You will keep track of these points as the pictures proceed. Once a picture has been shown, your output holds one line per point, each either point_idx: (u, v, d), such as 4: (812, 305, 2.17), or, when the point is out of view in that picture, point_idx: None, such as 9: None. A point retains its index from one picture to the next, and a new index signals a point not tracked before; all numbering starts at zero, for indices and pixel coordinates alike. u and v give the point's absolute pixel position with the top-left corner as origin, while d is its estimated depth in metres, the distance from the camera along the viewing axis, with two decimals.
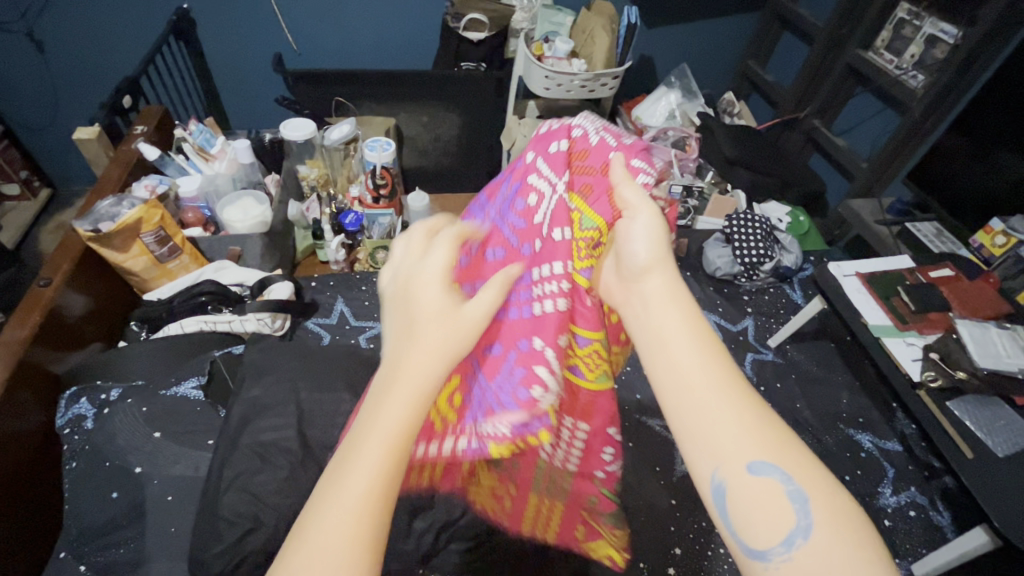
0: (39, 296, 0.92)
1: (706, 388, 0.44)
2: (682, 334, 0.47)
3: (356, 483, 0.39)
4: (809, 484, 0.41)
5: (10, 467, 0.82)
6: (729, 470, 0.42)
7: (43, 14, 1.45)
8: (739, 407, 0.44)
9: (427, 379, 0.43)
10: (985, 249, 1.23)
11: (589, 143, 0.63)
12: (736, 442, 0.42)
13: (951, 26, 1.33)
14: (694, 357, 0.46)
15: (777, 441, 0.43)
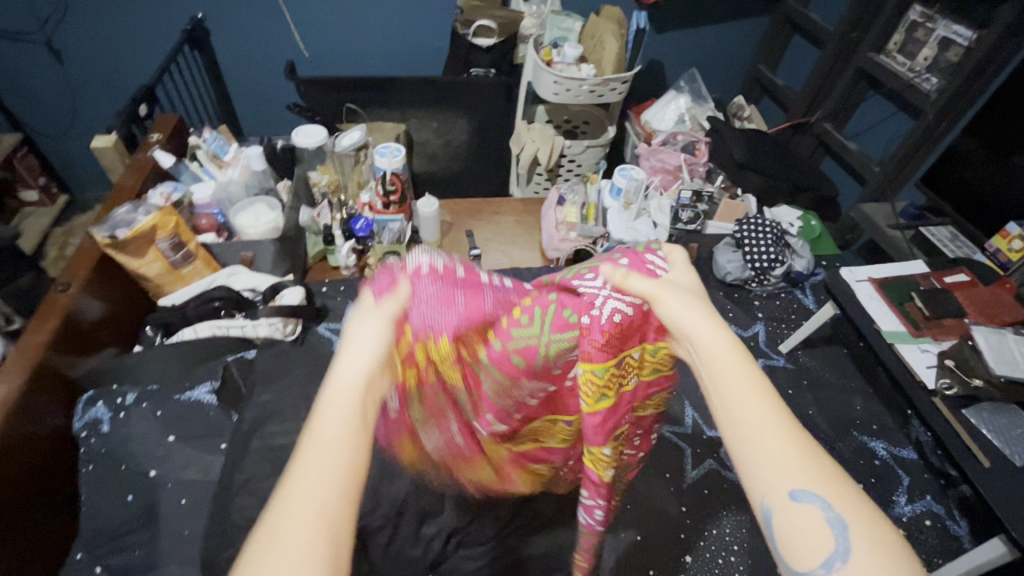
0: (56, 302, 0.93)
1: (757, 417, 0.44)
2: (730, 365, 0.47)
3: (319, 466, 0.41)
4: (853, 512, 0.40)
5: (30, 468, 0.84)
6: (774, 498, 0.41)
7: (63, 25, 1.49)
8: (787, 435, 0.43)
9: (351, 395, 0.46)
10: (1001, 253, 1.20)
11: (590, 315, 0.62)
12: (777, 468, 0.42)
13: (965, 28, 1.31)
14: (745, 386, 0.46)
15: (824, 470, 0.42)
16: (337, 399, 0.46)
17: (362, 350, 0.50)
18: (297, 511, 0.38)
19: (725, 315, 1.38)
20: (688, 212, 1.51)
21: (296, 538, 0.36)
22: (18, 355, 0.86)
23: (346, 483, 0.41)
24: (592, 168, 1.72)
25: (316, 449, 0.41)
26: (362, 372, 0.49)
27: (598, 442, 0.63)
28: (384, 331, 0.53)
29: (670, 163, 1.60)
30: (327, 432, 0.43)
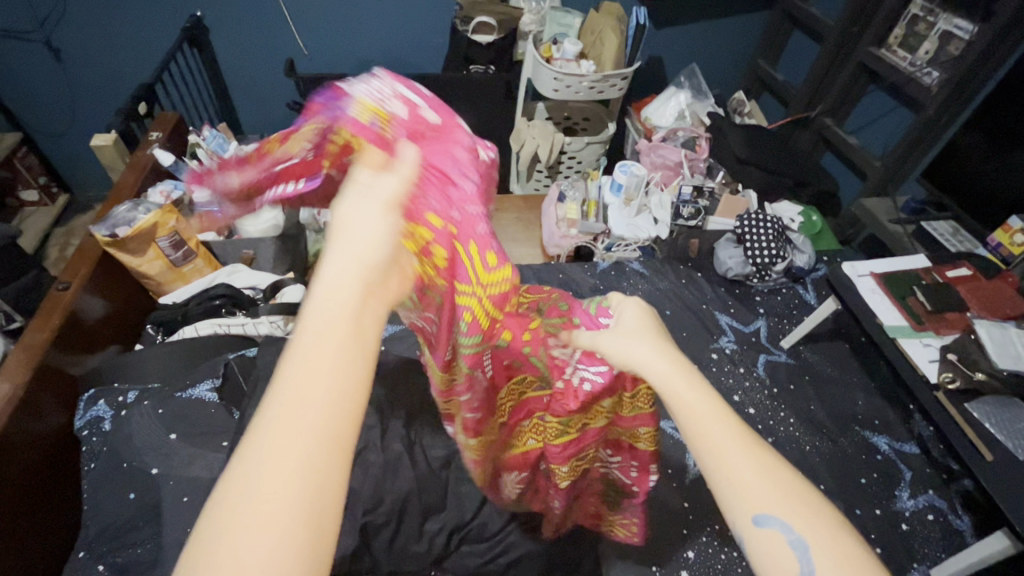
0: (58, 300, 0.93)
1: (721, 445, 0.42)
2: (686, 392, 0.45)
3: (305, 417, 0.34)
4: (809, 532, 0.40)
5: (34, 466, 0.84)
6: (742, 523, 0.41)
7: (61, 24, 1.49)
8: (752, 459, 0.42)
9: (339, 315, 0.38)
10: (1003, 248, 1.19)
11: (574, 382, 0.64)
12: (739, 495, 0.41)
13: (966, 21, 1.31)
14: (707, 410, 0.44)
15: (789, 490, 0.42)
16: (321, 304, 0.38)
17: (355, 249, 0.42)
18: (271, 434, 0.33)
19: (726, 311, 1.38)
20: (689, 208, 1.53)
21: (271, 464, 0.32)
22: (19, 354, 0.85)
23: (330, 401, 0.35)
24: (592, 164, 1.72)
25: (293, 364, 0.35)
26: (356, 274, 0.41)
27: (559, 461, 0.71)
28: (389, 221, 0.45)
29: (671, 159, 1.60)
30: (307, 343, 0.36)
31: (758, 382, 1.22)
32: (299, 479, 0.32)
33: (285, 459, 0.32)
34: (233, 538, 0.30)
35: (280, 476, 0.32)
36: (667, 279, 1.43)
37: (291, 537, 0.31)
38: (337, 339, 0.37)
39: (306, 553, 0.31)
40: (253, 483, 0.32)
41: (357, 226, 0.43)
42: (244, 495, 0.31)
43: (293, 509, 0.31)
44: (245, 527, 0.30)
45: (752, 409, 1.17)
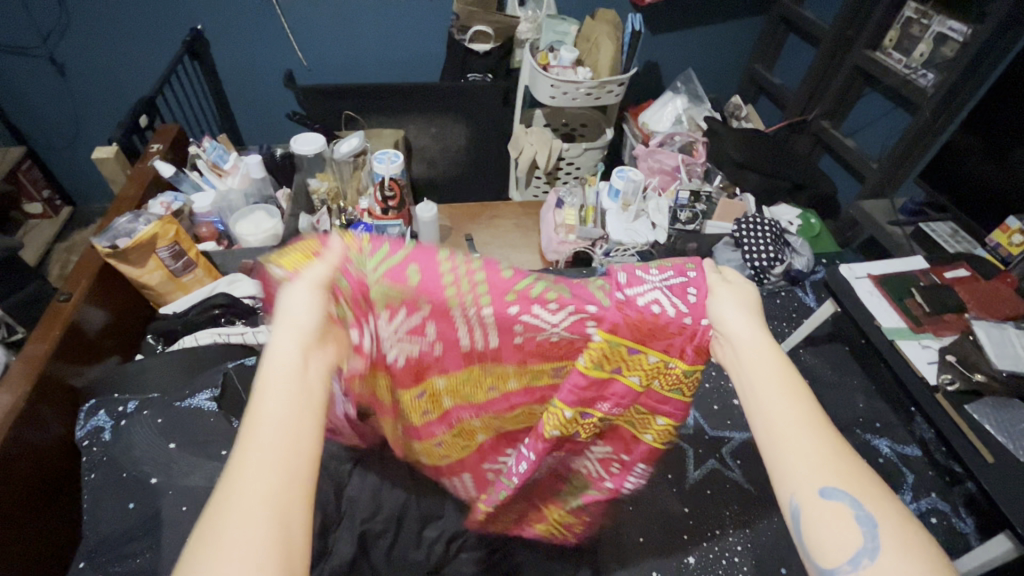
0: (60, 310, 0.94)
1: (789, 415, 0.43)
2: (764, 365, 0.47)
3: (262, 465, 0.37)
4: (880, 512, 0.38)
5: (36, 478, 0.85)
6: (804, 494, 0.40)
7: (63, 38, 1.51)
8: (821, 431, 0.42)
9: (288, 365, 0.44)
10: (1002, 248, 1.20)
11: (641, 302, 0.59)
12: (807, 461, 0.40)
13: (959, 23, 1.32)
14: (782, 387, 0.45)
15: (854, 470, 0.40)
16: (275, 368, 0.43)
17: (298, 321, 0.47)
18: (233, 514, 0.34)
19: None
20: (687, 212, 1.51)
21: (230, 537, 0.33)
22: (21, 365, 0.86)
23: (289, 469, 0.37)
24: (592, 169, 1.71)
25: (260, 435, 0.38)
26: (298, 346, 0.45)
27: (568, 400, 0.65)
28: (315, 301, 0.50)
29: (667, 163, 1.61)
30: (272, 421, 0.39)
31: None
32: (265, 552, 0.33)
33: (246, 533, 0.34)
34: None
35: (245, 547, 0.33)
36: None
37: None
38: (294, 428, 0.39)
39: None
40: (218, 552, 0.33)
41: (284, 296, 0.48)
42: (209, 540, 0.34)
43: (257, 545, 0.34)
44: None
45: None
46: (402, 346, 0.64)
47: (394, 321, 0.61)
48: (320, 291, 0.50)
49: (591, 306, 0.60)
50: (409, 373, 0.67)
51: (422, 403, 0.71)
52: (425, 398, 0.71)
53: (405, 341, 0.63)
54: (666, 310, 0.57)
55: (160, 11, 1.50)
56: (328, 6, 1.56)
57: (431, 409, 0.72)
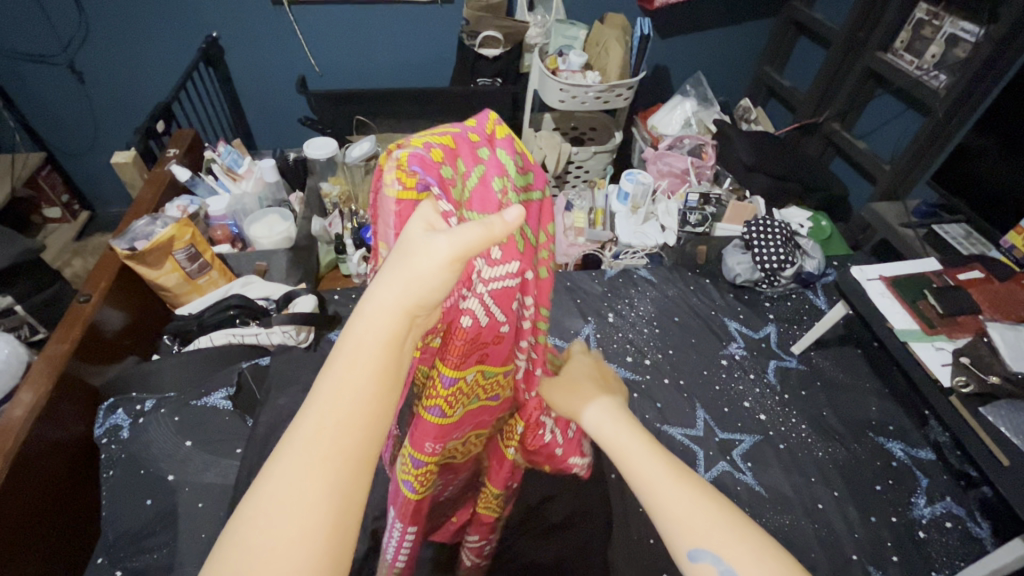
0: (80, 311, 0.96)
1: (653, 484, 0.45)
2: (623, 439, 0.50)
3: (326, 439, 0.33)
4: (740, 559, 0.41)
5: (60, 472, 0.88)
6: (678, 557, 0.43)
7: (83, 46, 1.54)
8: (685, 489, 0.44)
9: (381, 330, 0.36)
10: (1016, 250, 1.18)
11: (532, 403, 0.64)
12: (676, 527, 0.43)
13: (972, 24, 1.31)
14: (647, 458, 0.47)
15: (718, 527, 0.42)
16: (365, 335, 0.35)
17: (417, 282, 0.36)
18: (272, 500, 0.32)
19: (736, 318, 1.37)
20: (696, 214, 1.53)
21: (272, 536, 0.31)
22: (41, 364, 0.88)
23: (350, 464, 0.33)
24: (600, 173, 1.72)
25: (319, 414, 0.34)
26: (400, 305, 0.36)
27: (500, 484, 0.71)
28: (449, 273, 0.37)
29: (677, 166, 1.62)
30: (326, 402, 0.34)
31: (769, 389, 1.21)
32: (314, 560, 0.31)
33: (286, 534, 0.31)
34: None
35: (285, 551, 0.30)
36: (676, 286, 1.42)
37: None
38: (365, 417, 0.34)
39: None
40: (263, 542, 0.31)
41: (422, 244, 0.37)
42: (260, 509, 0.32)
43: (318, 518, 0.31)
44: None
45: (763, 415, 1.16)
46: (478, 304, 0.52)
47: (499, 267, 0.52)
48: (460, 266, 0.37)
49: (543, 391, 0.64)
50: (465, 351, 0.52)
51: (444, 400, 0.53)
52: (454, 388, 0.54)
53: (484, 299, 0.52)
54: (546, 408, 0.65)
55: (176, 18, 1.53)
56: (340, 12, 1.59)
57: (446, 408, 0.54)
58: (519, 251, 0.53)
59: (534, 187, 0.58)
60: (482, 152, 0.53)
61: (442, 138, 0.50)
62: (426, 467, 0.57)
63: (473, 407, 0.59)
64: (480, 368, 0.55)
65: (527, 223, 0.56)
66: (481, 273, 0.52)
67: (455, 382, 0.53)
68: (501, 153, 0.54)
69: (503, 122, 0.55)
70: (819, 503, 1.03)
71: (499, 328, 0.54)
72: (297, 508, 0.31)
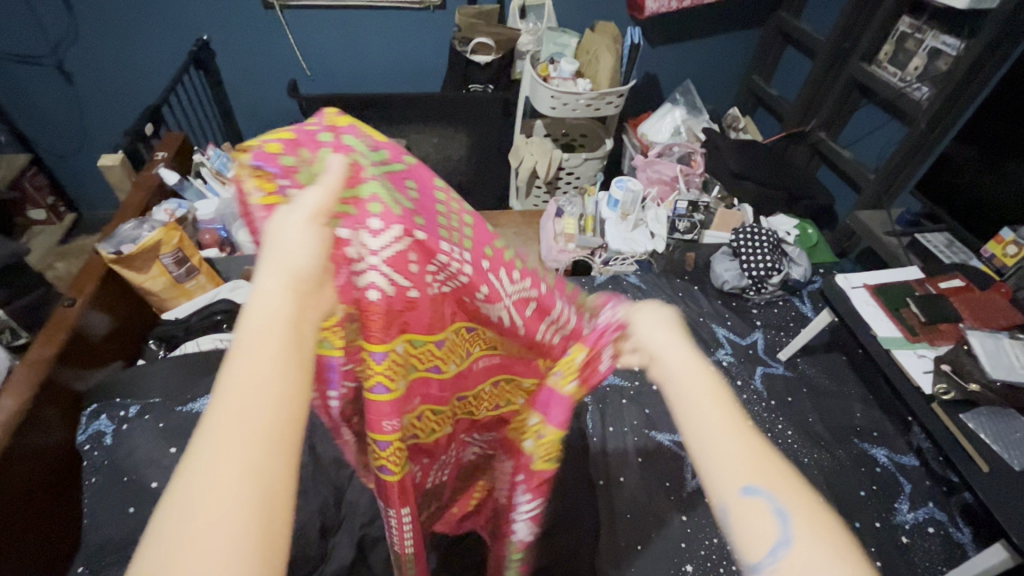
0: (64, 316, 0.94)
1: (703, 404, 0.38)
2: (675, 352, 0.42)
3: (236, 421, 0.30)
4: (793, 499, 0.34)
5: (42, 479, 0.86)
6: (723, 493, 0.35)
7: (72, 47, 1.53)
8: (734, 413, 0.37)
9: (272, 309, 0.34)
10: (996, 259, 1.22)
11: (537, 336, 0.61)
12: (725, 458, 0.35)
13: (953, 38, 1.34)
14: (699, 373, 0.40)
15: (768, 460, 0.35)
16: (258, 316, 0.34)
17: (289, 260, 0.37)
18: (185, 495, 0.27)
19: (724, 324, 1.38)
20: (685, 222, 1.51)
21: (186, 535, 0.26)
22: (24, 369, 0.86)
23: (267, 443, 0.30)
24: (590, 180, 1.73)
25: (227, 398, 0.30)
26: (283, 285, 0.36)
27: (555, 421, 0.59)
28: (315, 235, 0.40)
29: (666, 174, 1.63)
30: (232, 388, 0.31)
31: (756, 395, 1.22)
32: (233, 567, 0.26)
33: (197, 532, 0.26)
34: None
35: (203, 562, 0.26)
36: (664, 293, 1.44)
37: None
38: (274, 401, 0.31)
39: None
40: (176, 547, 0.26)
41: (276, 228, 0.39)
42: (175, 509, 0.27)
43: (236, 506, 0.27)
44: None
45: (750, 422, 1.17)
46: (377, 275, 0.49)
47: (379, 235, 0.48)
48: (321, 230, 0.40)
49: (550, 316, 0.60)
50: (385, 325, 0.51)
51: (383, 374, 0.51)
52: (387, 361, 0.51)
53: (383, 270, 0.49)
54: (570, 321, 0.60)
55: (166, 20, 1.52)
56: (332, 16, 1.59)
57: (389, 383, 0.52)
58: (396, 215, 0.48)
59: (393, 161, 0.52)
60: (324, 138, 0.50)
61: (281, 134, 0.49)
62: (393, 447, 0.54)
63: (416, 378, 0.57)
64: (408, 337, 0.54)
65: (408, 187, 0.52)
66: (365, 246, 0.47)
67: (387, 355, 0.51)
68: (345, 137, 0.50)
69: (345, 112, 0.52)
70: None
71: (408, 294, 0.52)
72: (210, 499, 0.27)
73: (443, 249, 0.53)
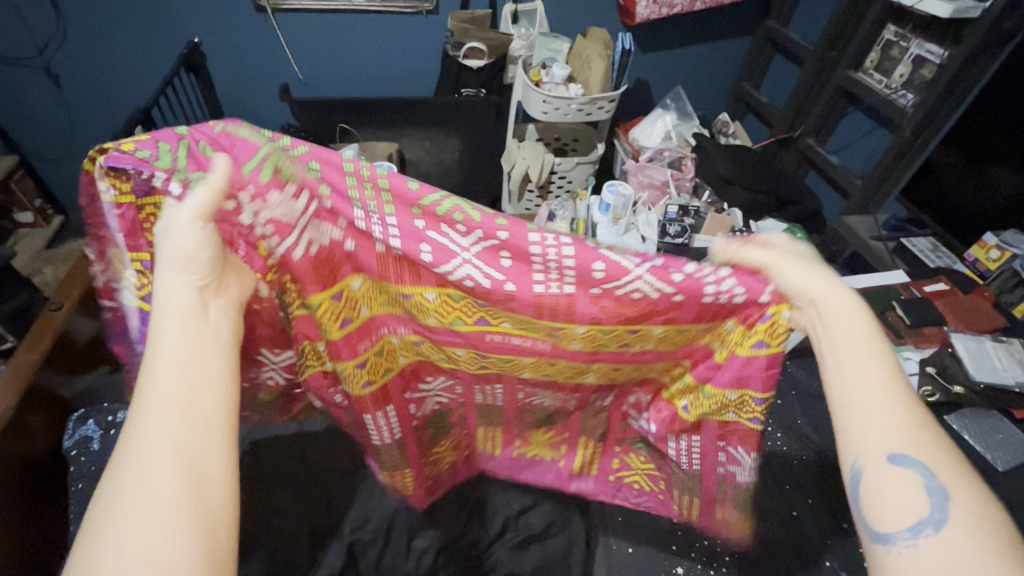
0: (49, 320, 0.93)
1: (879, 390, 0.49)
2: (851, 331, 0.52)
3: (166, 409, 0.44)
4: (948, 482, 0.46)
5: (26, 485, 0.85)
6: (879, 461, 0.47)
7: (61, 48, 1.52)
8: (900, 402, 0.48)
9: (182, 316, 0.50)
10: (979, 263, 1.25)
11: (536, 287, 0.63)
12: (881, 438, 0.47)
13: (937, 46, 1.37)
14: (870, 360, 0.50)
15: (924, 443, 0.47)
16: (170, 323, 0.49)
17: (178, 256, 0.52)
18: (137, 464, 0.42)
19: None
20: (675, 226, 1.50)
21: (145, 488, 0.41)
22: (7, 375, 0.85)
23: (195, 418, 0.45)
24: (582, 184, 1.74)
25: (161, 396, 0.45)
26: (189, 292, 0.52)
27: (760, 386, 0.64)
28: (202, 241, 0.53)
29: (657, 178, 1.65)
30: (163, 386, 0.45)
31: None
32: (183, 463, 0.43)
33: (157, 486, 0.41)
34: (127, 524, 0.40)
35: (170, 480, 0.42)
36: None
37: (187, 518, 0.41)
38: (190, 358, 0.48)
39: (197, 523, 0.41)
40: (138, 501, 0.41)
41: (170, 244, 0.53)
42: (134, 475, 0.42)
43: (175, 466, 0.42)
44: (131, 508, 0.40)
45: None
46: (306, 239, 0.63)
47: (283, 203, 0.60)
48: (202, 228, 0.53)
49: (535, 261, 0.61)
50: (318, 275, 0.65)
51: (341, 312, 0.68)
52: (343, 300, 0.68)
53: (313, 229, 0.63)
54: (722, 289, 0.60)
55: (158, 23, 1.52)
56: (325, 20, 1.59)
57: (351, 315, 0.69)
58: (295, 185, 0.60)
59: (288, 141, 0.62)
60: (205, 136, 0.61)
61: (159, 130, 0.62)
62: (364, 362, 0.72)
63: (383, 310, 0.71)
64: (352, 280, 0.67)
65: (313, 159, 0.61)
66: (271, 215, 0.60)
67: (342, 295, 0.67)
68: (232, 130, 0.61)
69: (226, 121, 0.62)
70: (794, 510, 1.04)
71: (345, 244, 0.64)
72: (160, 461, 0.42)
73: (358, 211, 0.62)
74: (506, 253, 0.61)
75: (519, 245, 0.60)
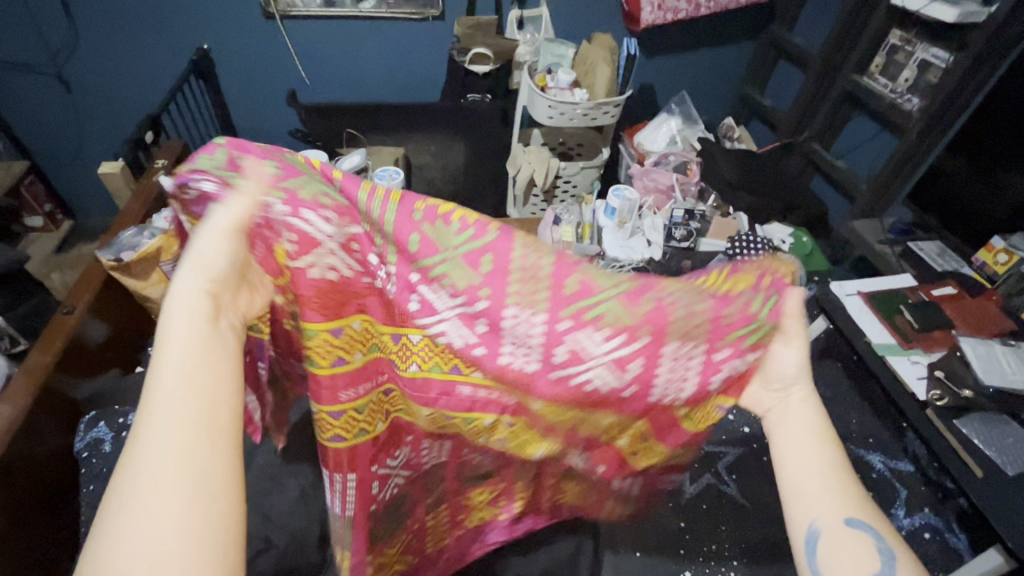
0: (62, 323, 0.94)
1: (824, 459, 0.53)
2: (798, 408, 0.57)
3: (170, 412, 0.39)
4: (895, 544, 0.49)
5: (38, 486, 0.86)
6: (834, 523, 0.50)
7: (72, 55, 1.55)
8: (840, 471, 0.52)
9: (190, 312, 0.45)
10: (987, 267, 1.24)
11: (504, 358, 0.60)
12: (834, 499, 0.51)
13: (943, 51, 1.36)
14: (816, 431, 0.55)
15: (867, 506, 0.51)
16: (178, 318, 0.45)
17: (200, 255, 0.49)
18: (133, 471, 0.36)
19: None
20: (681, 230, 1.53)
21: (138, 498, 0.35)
22: (19, 378, 0.86)
23: (204, 427, 0.39)
24: (587, 189, 1.74)
25: (165, 393, 0.40)
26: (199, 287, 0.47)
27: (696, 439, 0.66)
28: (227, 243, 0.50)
29: (663, 183, 1.64)
30: (165, 385, 0.40)
31: None
32: (187, 473, 0.37)
33: (159, 494, 0.35)
34: (129, 544, 0.34)
35: (170, 489, 0.36)
36: None
37: (185, 531, 0.35)
38: (195, 360, 0.42)
39: (202, 538, 0.35)
40: (131, 513, 0.35)
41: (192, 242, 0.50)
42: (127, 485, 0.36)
43: (175, 476, 0.36)
44: (134, 527, 0.34)
45: (747, 428, 1.18)
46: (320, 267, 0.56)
47: (313, 223, 0.54)
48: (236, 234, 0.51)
49: (508, 335, 0.58)
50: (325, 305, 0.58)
51: (341, 349, 0.60)
52: (343, 336, 0.60)
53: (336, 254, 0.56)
54: (679, 388, 0.58)
55: (168, 30, 1.54)
56: (334, 27, 1.61)
57: (345, 356, 0.61)
58: (340, 208, 0.55)
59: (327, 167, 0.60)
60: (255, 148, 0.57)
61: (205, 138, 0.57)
62: (346, 418, 0.63)
63: (375, 356, 0.64)
64: (361, 318, 0.62)
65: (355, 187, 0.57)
66: (296, 241, 0.55)
67: (342, 331, 0.60)
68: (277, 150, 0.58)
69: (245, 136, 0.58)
70: None
71: (364, 280, 0.59)
72: (161, 465, 0.37)
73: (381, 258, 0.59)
74: (488, 322, 0.58)
75: (496, 315, 0.57)
